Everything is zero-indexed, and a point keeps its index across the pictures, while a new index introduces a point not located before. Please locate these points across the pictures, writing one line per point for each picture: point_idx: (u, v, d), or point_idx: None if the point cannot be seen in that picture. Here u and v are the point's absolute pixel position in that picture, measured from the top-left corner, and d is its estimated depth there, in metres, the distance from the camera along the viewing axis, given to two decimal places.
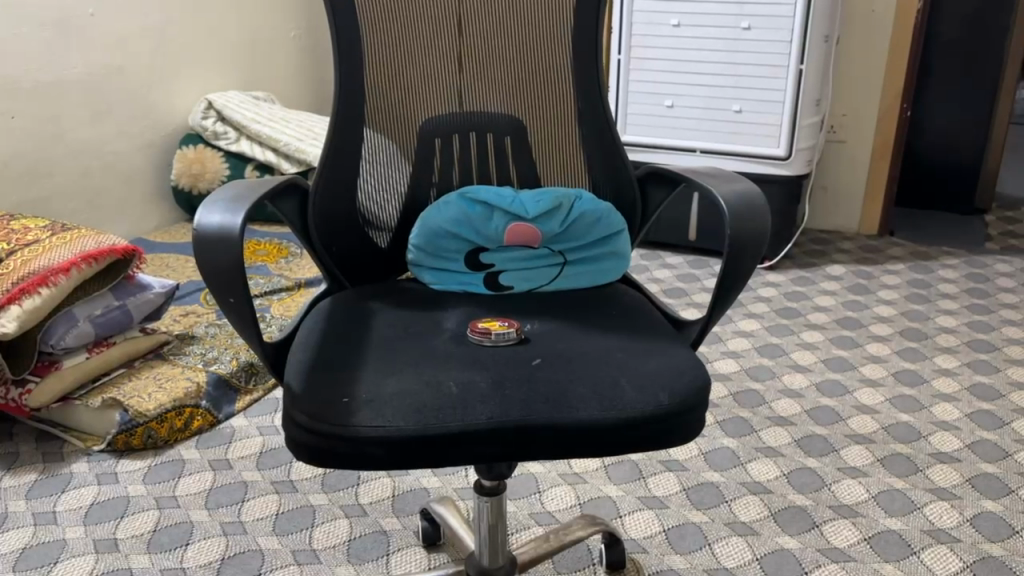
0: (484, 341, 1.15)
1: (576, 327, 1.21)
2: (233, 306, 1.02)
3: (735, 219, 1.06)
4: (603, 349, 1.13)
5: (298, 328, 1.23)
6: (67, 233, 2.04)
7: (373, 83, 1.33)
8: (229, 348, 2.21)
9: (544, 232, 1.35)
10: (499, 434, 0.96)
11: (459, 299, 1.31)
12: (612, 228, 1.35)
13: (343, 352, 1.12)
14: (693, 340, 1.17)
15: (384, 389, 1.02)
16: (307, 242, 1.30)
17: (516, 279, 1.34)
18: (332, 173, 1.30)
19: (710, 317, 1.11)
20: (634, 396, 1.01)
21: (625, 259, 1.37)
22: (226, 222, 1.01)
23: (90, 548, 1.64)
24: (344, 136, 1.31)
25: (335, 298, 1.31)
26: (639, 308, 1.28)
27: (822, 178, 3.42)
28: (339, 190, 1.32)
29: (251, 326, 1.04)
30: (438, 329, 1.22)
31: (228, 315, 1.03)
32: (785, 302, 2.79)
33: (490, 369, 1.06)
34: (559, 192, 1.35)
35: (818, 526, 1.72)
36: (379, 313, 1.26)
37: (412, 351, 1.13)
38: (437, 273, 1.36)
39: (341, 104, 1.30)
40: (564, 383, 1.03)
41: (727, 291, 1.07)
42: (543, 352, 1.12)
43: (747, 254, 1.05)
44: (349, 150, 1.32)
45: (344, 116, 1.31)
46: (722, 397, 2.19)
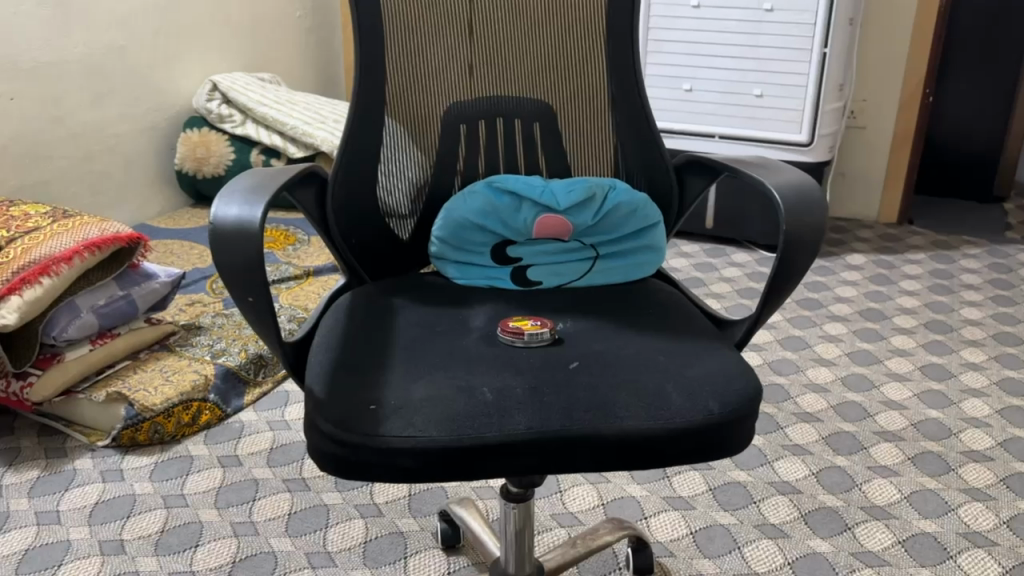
0: (517, 341, 1.08)
1: (612, 326, 1.14)
2: (251, 305, 0.94)
3: (790, 213, 1.00)
4: (645, 351, 1.06)
5: (317, 325, 1.16)
6: (68, 220, 1.96)
7: (394, 65, 1.25)
8: (237, 339, 2.14)
9: (575, 224, 1.27)
10: (539, 444, 0.90)
11: (486, 295, 1.24)
12: (648, 220, 1.28)
13: (367, 354, 1.05)
14: (738, 341, 1.10)
15: (413, 394, 0.95)
16: (325, 234, 1.23)
17: (545, 274, 1.27)
18: (352, 161, 1.23)
19: (760, 317, 1.05)
20: (683, 404, 0.94)
21: (661, 254, 1.29)
22: (244, 213, 0.94)
23: (95, 550, 1.58)
24: (364, 121, 1.23)
25: (355, 294, 1.24)
26: (677, 305, 1.21)
27: (841, 165, 3.34)
28: (358, 178, 1.24)
29: (270, 326, 0.97)
30: (467, 328, 1.15)
31: (246, 314, 0.96)
32: (805, 293, 2.72)
33: (526, 373, 1.00)
34: (592, 181, 1.27)
35: (850, 529, 1.66)
36: (403, 310, 1.19)
37: (440, 353, 1.06)
38: (461, 267, 1.29)
39: (362, 87, 1.22)
40: (606, 389, 0.96)
41: (780, 289, 1.01)
42: (580, 354, 1.05)
43: (803, 250, 0.99)
44: (369, 135, 1.24)
45: (364, 100, 1.23)
46: None
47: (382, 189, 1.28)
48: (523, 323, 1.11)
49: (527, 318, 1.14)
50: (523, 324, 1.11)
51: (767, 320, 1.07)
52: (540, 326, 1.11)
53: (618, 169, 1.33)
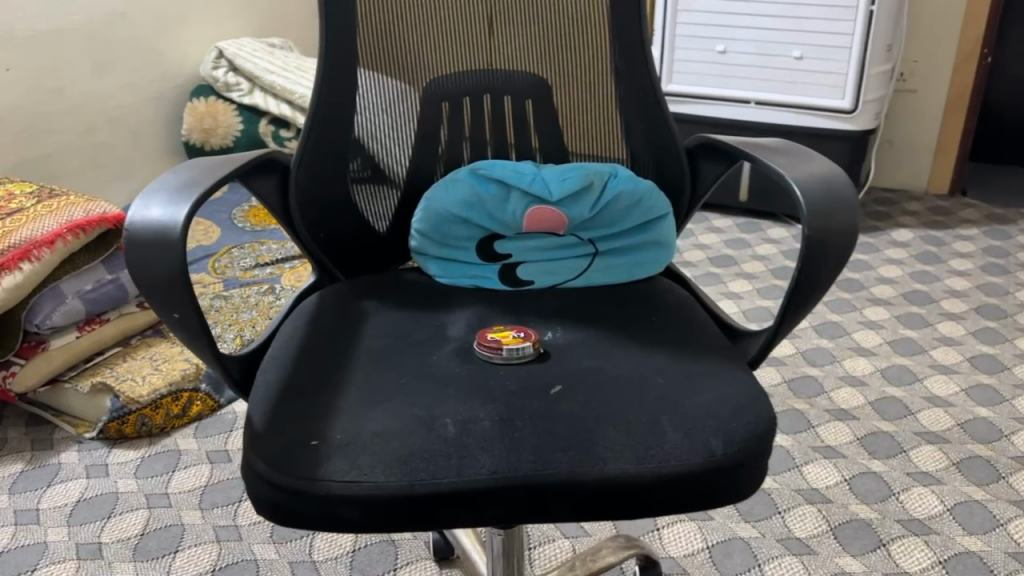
0: (495, 357, 0.94)
1: (607, 336, 1.00)
2: (179, 322, 0.82)
3: (813, 212, 0.84)
4: (639, 370, 0.91)
5: (276, 333, 1.03)
6: (54, 201, 1.86)
7: (366, 36, 1.11)
8: (233, 324, 2.04)
9: (571, 216, 1.13)
10: (506, 492, 0.76)
11: (469, 297, 1.10)
12: (654, 212, 1.13)
13: (321, 372, 0.92)
14: (753, 359, 0.96)
15: (364, 427, 0.82)
16: (290, 229, 1.10)
17: (538, 273, 1.13)
18: (319, 147, 1.09)
19: (777, 331, 0.90)
20: (679, 442, 0.80)
21: (670, 249, 1.14)
22: (166, 217, 0.81)
23: (72, 553, 1.49)
24: (333, 101, 1.09)
25: (324, 295, 1.11)
26: (686, 310, 1.06)
27: (888, 133, 3.12)
28: (326, 164, 1.10)
29: (206, 345, 0.85)
30: (441, 339, 1.01)
31: (176, 332, 0.84)
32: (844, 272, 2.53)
33: (498, 400, 0.86)
34: (591, 168, 1.13)
35: (884, 546, 1.51)
36: (372, 315, 1.05)
37: (405, 371, 0.92)
38: (443, 263, 1.15)
39: (329, 63, 1.08)
40: (589, 421, 0.82)
41: (799, 303, 0.85)
42: (564, 374, 0.91)
43: (828, 258, 0.83)
44: (338, 116, 1.10)
45: (331, 77, 1.08)
46: (775, 385, 1.97)
47: (357, 177, 1.14)
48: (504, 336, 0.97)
49: (508, 329, 1.00)
50: (504, 337, 0.97)
51: (786, 335, 0.92)
52: (523, 339, 0.97)
53: (622, 151, 1.17)
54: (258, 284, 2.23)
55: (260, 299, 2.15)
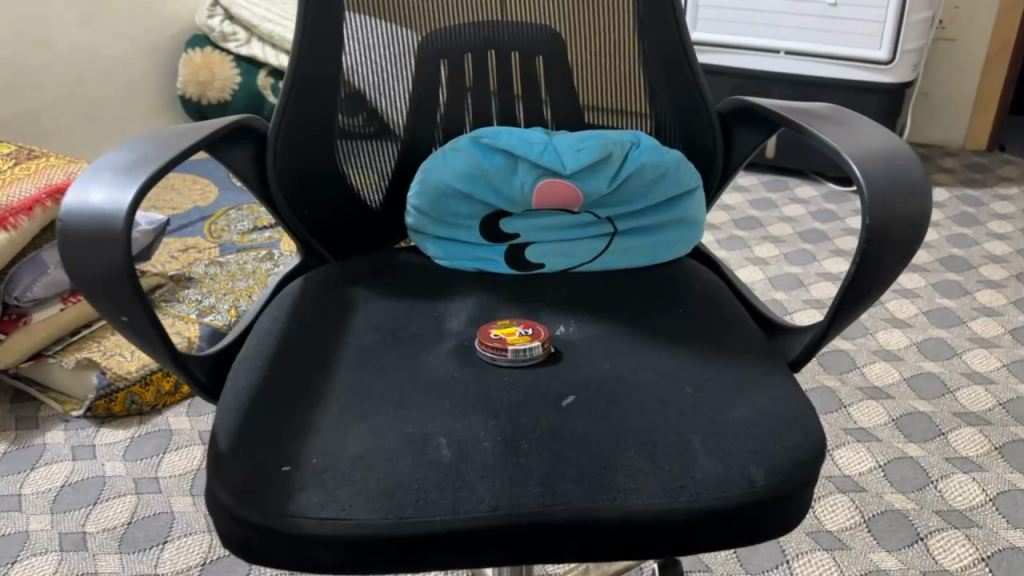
0: (500, 359, 0.82)
1: (628, 332, 0.88)
2: (130, 325, 0.71)
3: (877, 196, 0.70)
4: (665, 377, 0.79)
5: (254, 326, 0.92)
6: (32, 163, 1.74)
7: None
8: (229, 294, 1.92)
9: (587, 193, 0.99)
10: (509, 532, 0.65)
11: (470, 283, 0.98)
12: (681, 187, 1.00)
13: (298, 377, 0.80)
14: (796, 359, 0.84)
15: (346, 450, 0.71)
16: (269, 205, 0.98)
17: (549, 256, 1.00)
18: (300, 112, 0.96)
19: (828, 331, 0.78)
20: (711, 470, 0.68)
21: (697, 227, 1.01)
22: (108, 203, 0.70)
23: (55, 544, 1.40)
24: (315, 60, 0.96)
25: (310, 278, 1.00)
26: (718, 298, 0.93)
27: (925, 84, 2.92)
28: (308, 133, 0.98)
29: (163, 349, 0.74)
30: (438, 334, 0.89)
31: (128, 335, 0.72)
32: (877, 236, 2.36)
33: (501, 415, 0.74)
34: (610, 136, 0.98)
35: (922, 541, 1.39)
36: (362, 306, 0.93)
37: (396, 377, 0.80)
38: (443, 243, 1.02)
39: (309, 16, 0.94)
40: (607, 442, 0.71)
41: (855, 302, 0.73)
42: (578, 381, 0.79)
43: (893, 253, 0.70)
44: (320, 78, 0.97)
45: (310, 32, 0.95)
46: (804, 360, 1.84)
47: (344, 146, 1.01)
48: (509, 334, 0.85)
49: (514, 324, 0.88)
50: (509, 335, 0.85)
51: (836, 336, 0.79)
52: (531, 338, 0.85)
53: (646, 116, 1.03)
54: (256, 250, 2.11)
55: (258, 266, 2.03)
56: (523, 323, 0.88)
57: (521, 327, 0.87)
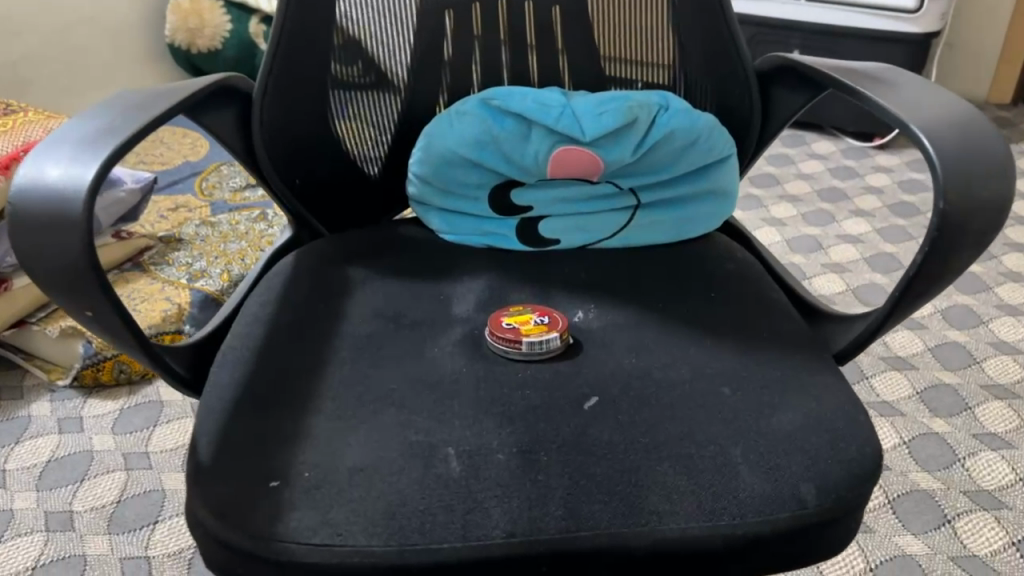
0: (513, 352, 0.74)
1: (654, 321, 0.79)
2: (95, 318, 0.63)
3: (950, 175, 0.62)
4: (698, 375, 0.71)
5: (241, 309, 0.83)
6: (6, 117, 1.63)
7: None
8: (221, 258, 1.82)
9: (609, 162, 0.89)
10: (527, 560, 0.58)
11: (478, 262, 0.89)
12: (713, 156, 0.90)
13: (290, 373, 0.72)
14: (842, 352, 0.76)
15: (342, 462, 0.63)
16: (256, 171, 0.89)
17: (565, 230, 0.91)
18: (288, 69, 0.86)
19: (882, 324, 0.70)
20: (755, 489, 0.60)
21: (728, 200, 0.92)
22: (64, 180, 0.61)
23: (40, 524, 1.33)
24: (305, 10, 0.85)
25: (302, 253, 0.91)
26: (753, 279, 0.85)
27: (951, 33, 2.78)
28: (299, 94, 0.88)
29: (138, 345, 0.65)
30: (444, 322, 0.81)
31: (94, 328, 0.64)
32: (898, 195, 2.25)
33: (516, 419, 0.66)
34: (635, 99, 0.88)
35: (950, 523, 1.32)
36: (359, 288, 0.85)
37: (398, 375, 0.72)
38: (448, 216, 0.94)
39: None
40: (637, 455, 0.63)
41: (919, 293, 0.65)
42: (600, 378, 0.71)
43: (966, 240, 0.62)
44: (311, 31, 0.86)
45: None
46: None
47: (338, 106, 0.91)
48: (522, 324, 0.76)
49: (528, 310, 0.79)
50: (523, 324, 0.77)
51: (889, 329, 0.71)
52: (548, 327, 0.76)
53: (672, 75, 0.93)
54: (249, 209, 2.01)
55: (251, 227, 1.94)
56: (538, 309, 0.79)
57: (535, 314, 0.78)
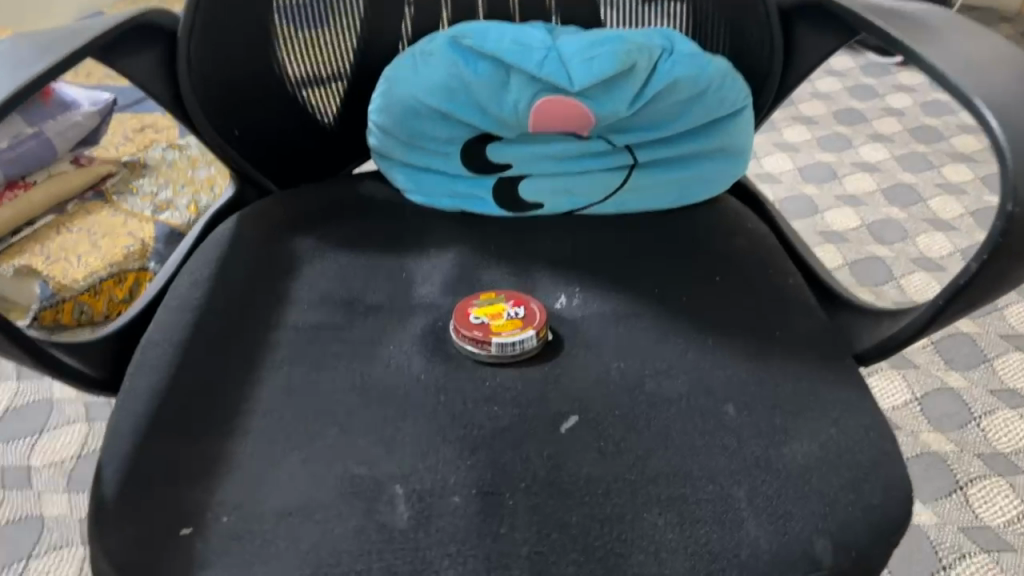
0: (481, 354, 0.63)
1: (648, 313, 0.68)
2: None
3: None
4: (697, 388, 0.60)
5: (171, 288, 0.72)
6: None
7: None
8: (190, 187, 1.67)
9: (601, 116, 0.76)
10: None
11: (449, 233, 0.78)
12: (723, 109, 0.77)
13: (218, 380, 0.62)
14: (864, 355, 0.65)
15: (269, 505, 0.52)
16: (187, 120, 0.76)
17: (549, 194, 0.79)
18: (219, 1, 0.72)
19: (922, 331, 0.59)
20: (761, 545, 0.50)
21: (739, 159, 0.80)
22: None
23: None
24: None
25: (246, 216, 0.79)
26: (764, 258, 0.73)
27: None
28: (234, 31, 0.74)
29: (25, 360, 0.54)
30: (404, 309, 0.69)
31: None
32: (919, 118, 2.09)
33: (479, 447, 0.55)
34: (633, 38, 0.75)
35: (962, 490, 1.19)
36: (308, 264, 0.73)
37: (343, 383, 0.61)
38: (415, 174, 0.81)
39: None
40: (621, 499, 0.52)
41: (973, 299, 0.54)
42: (581, 390, 0.60)
43: None
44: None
45: None
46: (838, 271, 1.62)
47: (282, 40, 0.77)
48: (494, 319, 0.65)
49: (502, 298, 0.67)
50: (494, 318, 0.65)
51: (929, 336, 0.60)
52: (524, 323, 0.65)
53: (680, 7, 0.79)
54: None
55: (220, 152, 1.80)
56: (514, 297, 0.68)
57: (510, 305, 0.67)
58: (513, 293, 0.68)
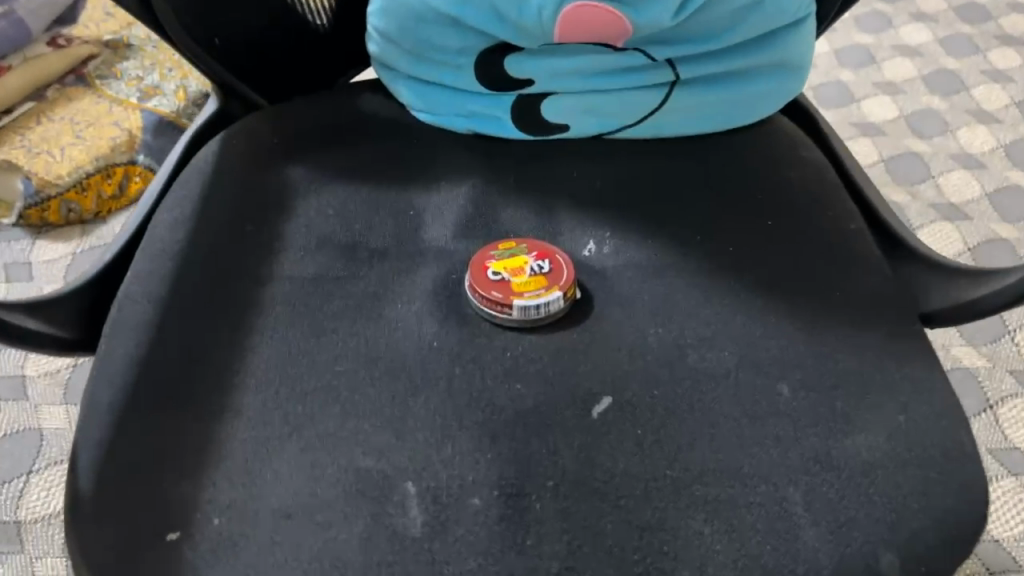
0: (502, 318, 0.56)
1: (689, 266, 0.60)
2: None
3: None
4: (745, 363, 0.53)
5: (148, 222, 0.63)
6: None
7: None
8: (179, 69, 1.37)
9: (639, 25, 0.65)
10: None
11: (461, 162, 0.69)
12: (782, 18, 0.66)
13: (204, 344, 0.55)
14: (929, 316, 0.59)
15: (265, 505, 0.46)
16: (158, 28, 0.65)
17: (575, 115, 0.69)
18: None
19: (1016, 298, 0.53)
20: (820, 559, 0.45)
21: (796, 76, 0.69)
22: None
23: None
24: None
25: (231, 135, 0.69)
26: (821, 194, 0.64)
27: None
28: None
29: None
30: (413, 255, 0.61)
31: None
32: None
33: (500, 436, 0.49)
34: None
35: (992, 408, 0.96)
36: (303, 201, 0.65)
37: (345, 352, 0.54)
38: (423, 89, 0.72)
39: None
40: (663, 502, 0.46)
41: None
42: (613, 365, 0.53)
43: None
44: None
45: None
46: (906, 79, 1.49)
47: None
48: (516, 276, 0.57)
49: (523, 249, 0.59)
50: (516, 275, 0.57)
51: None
52: (550, 281, 0.57)
53: None
54: None
55: None
56: (539, 249, 0.60)
57: (533, 258, 0.59)
58: (539, 242, 0.60)
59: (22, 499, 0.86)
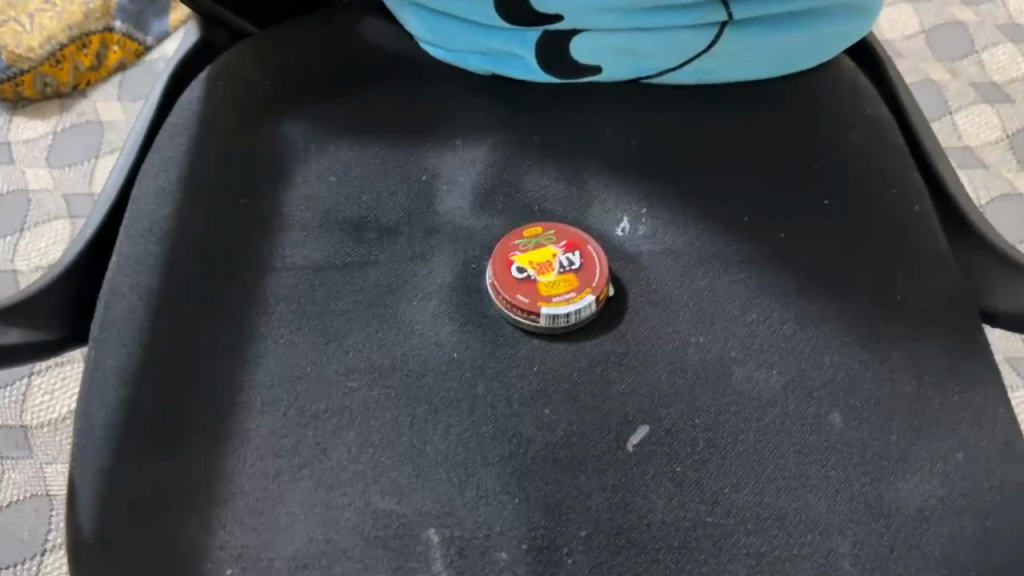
0: (529, 327, 0.51)
1: (736, 256, 0.54)
2: None
3: None
4: (793, 386, 0.48)
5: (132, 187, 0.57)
6: None
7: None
8: None
9: None
10: None
11: (480, 114, 0.61)
12: None
13: (206, 353, 0.50)
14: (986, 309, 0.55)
15: (280, 555, 0.44)
16: None
17: (610, 56, 0.60)
18: None
19: None
20: None
21: (867, 14, 0.60)
22: None
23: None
24: None
25: (217, 73, 0.61)
26: (884, 163, 0.57)
27: None
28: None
29: None
30: (427, 237, 0.56)
31: None
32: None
33: (528, 475, 0.45)
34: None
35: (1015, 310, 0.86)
36: (303, 168, 0.58)
37: (357, 363, 0.50)
38: (431, 20, 0.62)
39: None
40: (704, 556, 0.43)
41: None
42: (651, 385, 0.49)
43: None
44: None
45: None
46: None
47: None
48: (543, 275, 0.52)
49: (552, 237, 0.53)
50: (543, 273, 0.52)
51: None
52: (582, 280, 0.52)
53: None
54: None
55: None
56: (569, 235, 0.54)
57: (563, 249, 0.53)
58: (569, 228, 0.54)
59: (27, 401, 0.79)
